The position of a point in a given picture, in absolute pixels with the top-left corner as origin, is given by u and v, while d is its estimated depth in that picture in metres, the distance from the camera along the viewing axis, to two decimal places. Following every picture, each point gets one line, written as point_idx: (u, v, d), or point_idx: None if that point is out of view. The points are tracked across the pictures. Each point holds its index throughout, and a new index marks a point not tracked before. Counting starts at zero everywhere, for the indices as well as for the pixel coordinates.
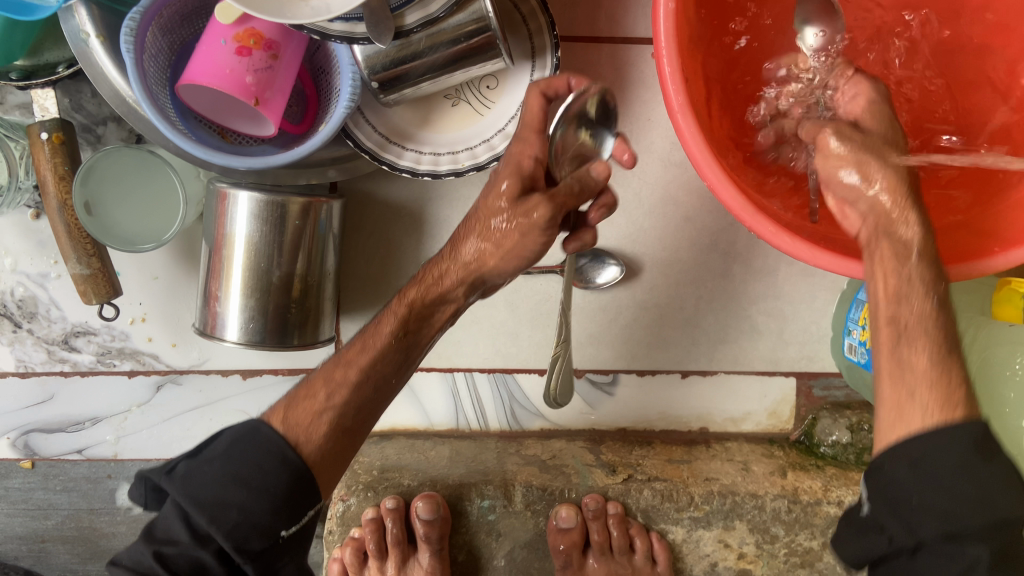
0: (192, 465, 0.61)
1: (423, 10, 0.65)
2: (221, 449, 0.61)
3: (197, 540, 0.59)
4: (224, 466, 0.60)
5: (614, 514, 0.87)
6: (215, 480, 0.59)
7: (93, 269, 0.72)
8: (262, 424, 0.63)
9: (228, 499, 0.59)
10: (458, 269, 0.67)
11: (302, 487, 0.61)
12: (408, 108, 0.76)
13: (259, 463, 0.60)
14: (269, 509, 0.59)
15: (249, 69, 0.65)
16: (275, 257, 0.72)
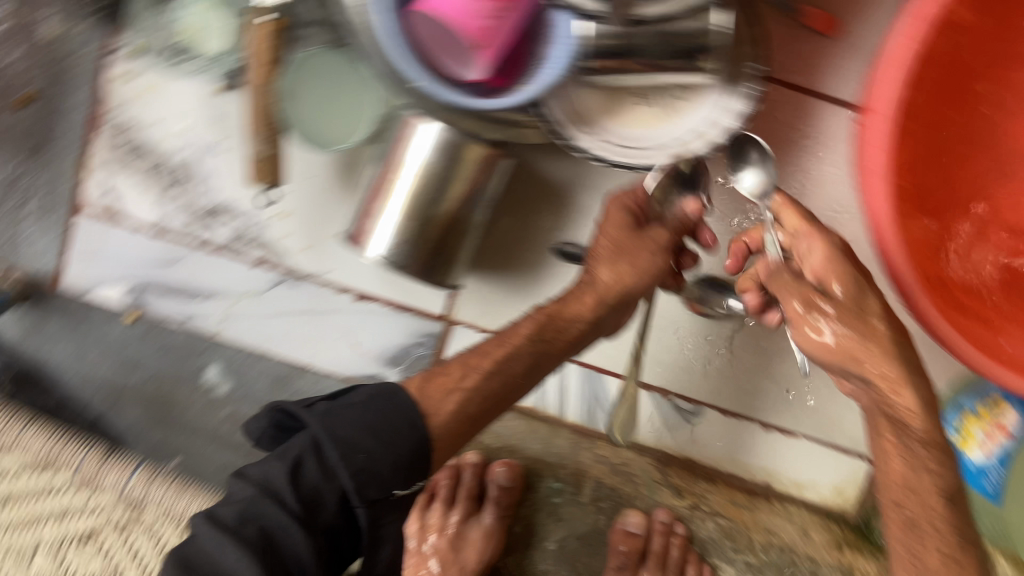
0: (331, 406, 0.67)
1: (664, 5, 0.67)
2: (362, 399, 0.67)
3: (326, 474, 0.65)
4: (366, 413, 0.66)
5: (681, 535, 0.95)
6: (353, 428, 0.65)
7: (273, 152, 0.77)
8: (394, 389, 0.69)
9: (361, 443, 0.65)
10: (593, 294, 0.74)
11: (422, 456, 0.67)
12: (598, 94, 0.78)
13: (392, 422, 0.67)
14: (394, 467, 0.66)
15: (484, 13, 0.68)
16: (440, 192, 0.75)
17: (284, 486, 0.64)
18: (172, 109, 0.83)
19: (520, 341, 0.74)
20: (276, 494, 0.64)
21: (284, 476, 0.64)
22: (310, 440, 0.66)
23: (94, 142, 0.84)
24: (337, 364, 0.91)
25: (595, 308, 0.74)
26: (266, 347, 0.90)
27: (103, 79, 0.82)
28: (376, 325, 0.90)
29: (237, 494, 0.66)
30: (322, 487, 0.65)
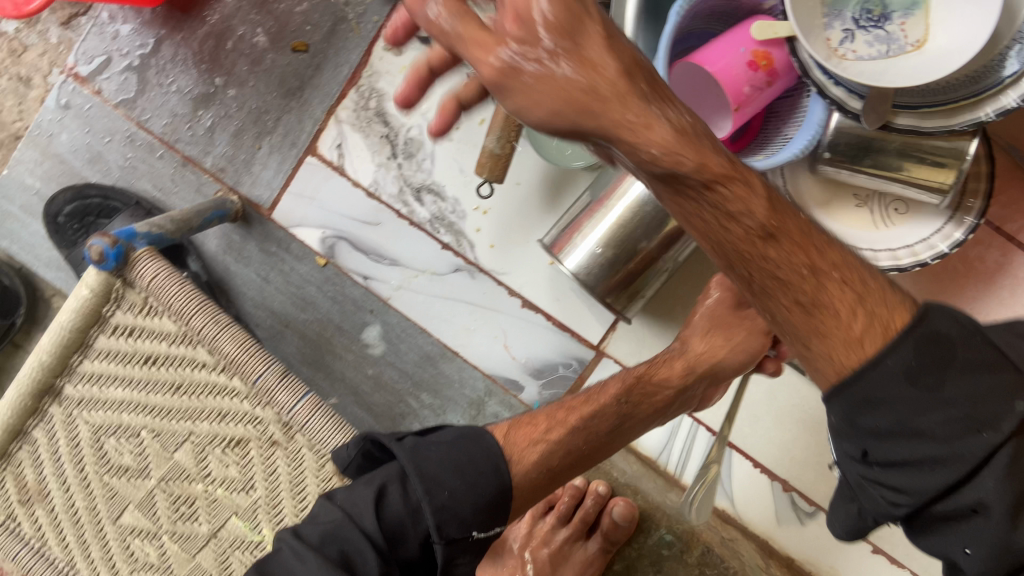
0: (419, 442, 0.62)
1: (918, 120, 0.68)
2: (451, 438, 0.62)
3: (412, 509, 0.59)
4: (453, 452, 0.61)
5: None
6: (441, 465, 0.59)
7: (502, 152, 0.82)
8: (483, 434, 0.64)
9: (446, 481, 0.59)
10: (683, 363, 0.74)
11: (501, 500, 0.61)
12: (820, 184, 0.81)
13: (479, 463, 0.61)
14: (480, 512, 0.59)
15: (749, 82, 0.71)
16: (647, 232, 0.79)
17: (364, 511, 0.58)
18: None
19: (607, 399, 0.71)
20: (350, 519, 0.58)
21: (369, 504, 0.58)
22: (386, 475, 0.61)
23: (343, 100, 0.92)
24: (486, 360, 0.95)
25: (682, 375, 0.73)
26: (427, 324, 0.96)
27: (374, 47, 0.91)
28: (533, 335, 0.93)
29: (317, 516, 0.61)
30: (406, 523, 0.58)
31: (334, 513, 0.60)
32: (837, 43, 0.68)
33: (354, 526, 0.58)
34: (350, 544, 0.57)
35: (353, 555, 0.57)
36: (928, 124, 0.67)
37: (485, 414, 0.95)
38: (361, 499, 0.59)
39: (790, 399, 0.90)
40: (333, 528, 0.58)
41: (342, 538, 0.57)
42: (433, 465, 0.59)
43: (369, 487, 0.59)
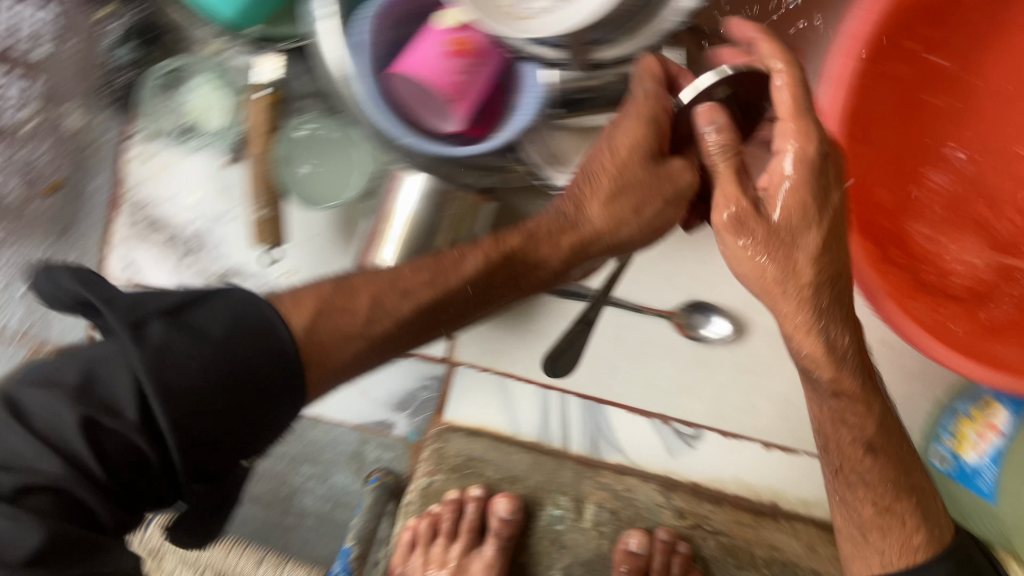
0: (169, 333, 0.55)
1: (618, 49, 0.71)
2: (222, 331, 0.57)
3: (154, 439, 0.54)
4: (220, 350, 0.56)
5: (682, 553, 0.96)
6: (206, 366, 0.55)
7: (271, 213, 0.83)
8: (265, 313, 0.59)
9: (191, 382, 0.54)
10: (568, 240, 0.71)
11: (260, 412, 0.58)
12: (574, 135, 0.83)
13: (239, 326, 0.58)
14: (222, 441, 0.57)
15: (455, 71, 0.74)
16: (427, 239, 0.83)
17: (81, 448, 0.52)
18: (185, 184, 0.91)
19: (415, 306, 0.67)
20: (87, 390, 0.53)
21: (80, 439, 0.52)
22: (148, 332, 0.55)
23: (115, 220, 0.92)
24: (347, 411, 0.96)
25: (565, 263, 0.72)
26: None
27: (122, 164, 0.92)
28: (382, 371, 0.94)
29: (41, 380, 0.54)
30: (143, 449, 0.54)
31: (55, 414, 0.53)
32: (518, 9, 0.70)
33: (84, 412, 0.52)
34: (97, 430, 0.52)
35: (104, 469, 0.53)
36: (629, 49, 0.71)
37: (368, 462, 0.97)
38: (104, 393, 0.54)
39: (638, 337, 0.93)
40: (35, 477, 0.51)
41: (106, 411, 0.53)
42: (218, 349, 0.56)
43: (126, 375, 0.54)
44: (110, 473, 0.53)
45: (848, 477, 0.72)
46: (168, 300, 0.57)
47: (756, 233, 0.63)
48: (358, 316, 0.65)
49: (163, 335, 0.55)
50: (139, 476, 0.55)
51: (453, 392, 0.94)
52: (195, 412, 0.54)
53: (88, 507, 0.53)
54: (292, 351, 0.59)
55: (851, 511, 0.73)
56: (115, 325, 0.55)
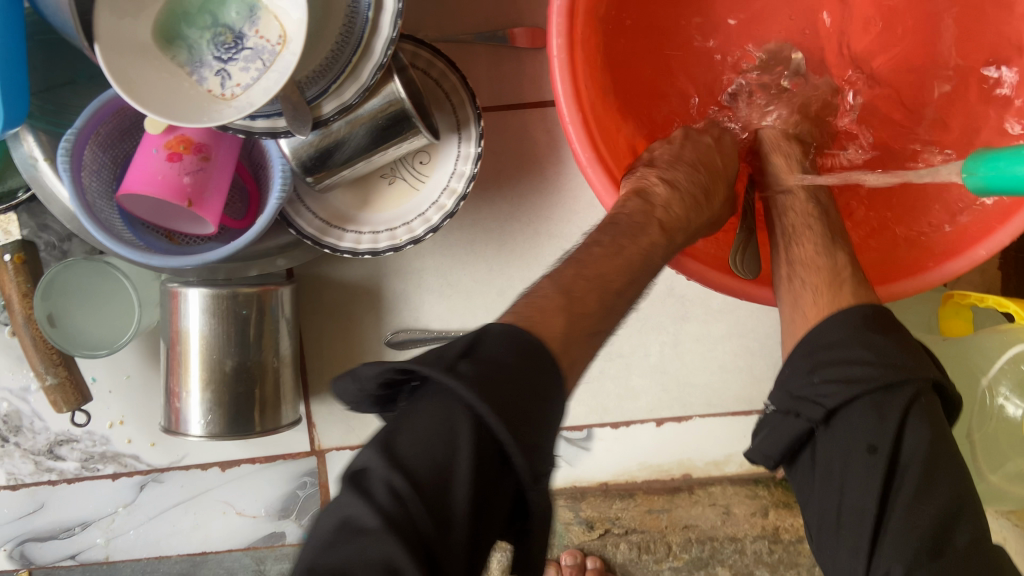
0: (474, 366, 0.45)
1: (338, 98, 0.69)
2: (515, 356, 0.46)
3: (460, 470, 0.42)
4: (516, 374, 0.45)
5: (594, 567, 0.93)
6: (510, 394, 0.44)
7: (61, 377, 0.76)
8: (537, 339, 0.48)
9: (433, 446, 0.43)
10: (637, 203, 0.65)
11: (538, 410, 0.45)
12: (347, 191, 0.80)
13: (444, 420, 0.43)
14: (528, 428, 0.44)
15: (181, 172, 0.69)
16: (229, 349, 0.75)
17: (442, 478, 0.42)
18: None
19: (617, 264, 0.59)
20: (366, 512, 0.41)
21: (358, 507, 0.41)
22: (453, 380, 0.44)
23: None
24: (230, 537, 0.90)
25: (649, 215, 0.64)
26: (160, 549, 0.90)
27: None
28: (252, 486, 0.89)
29: (348, 520, 0.41)
30: (425, 483, 0.42)
31: (446, 436, 0.43)
32: (220, 89, 0.67)
33: (399, 471, 0.42)
34: (393, 524, 0.40)
35: (414, 555, 0.40)
36: (348, 96, 0.69)
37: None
38: (418, 449, 0.43)
39: None
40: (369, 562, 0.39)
41: (391, 489, 0.42)
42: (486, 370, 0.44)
43: (381, 459, 0.43)
44: (425, 518, 0.41)
45: (788, 232, 0.67)
46: (461, 348, 0.47)
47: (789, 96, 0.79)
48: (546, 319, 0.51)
49: (474, 371, 0.44)
50: (437, 547, 0.41)
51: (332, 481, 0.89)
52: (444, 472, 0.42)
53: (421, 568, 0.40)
54: (542, 363, 0.47)
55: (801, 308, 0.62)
56: (404, 468, 0.42)
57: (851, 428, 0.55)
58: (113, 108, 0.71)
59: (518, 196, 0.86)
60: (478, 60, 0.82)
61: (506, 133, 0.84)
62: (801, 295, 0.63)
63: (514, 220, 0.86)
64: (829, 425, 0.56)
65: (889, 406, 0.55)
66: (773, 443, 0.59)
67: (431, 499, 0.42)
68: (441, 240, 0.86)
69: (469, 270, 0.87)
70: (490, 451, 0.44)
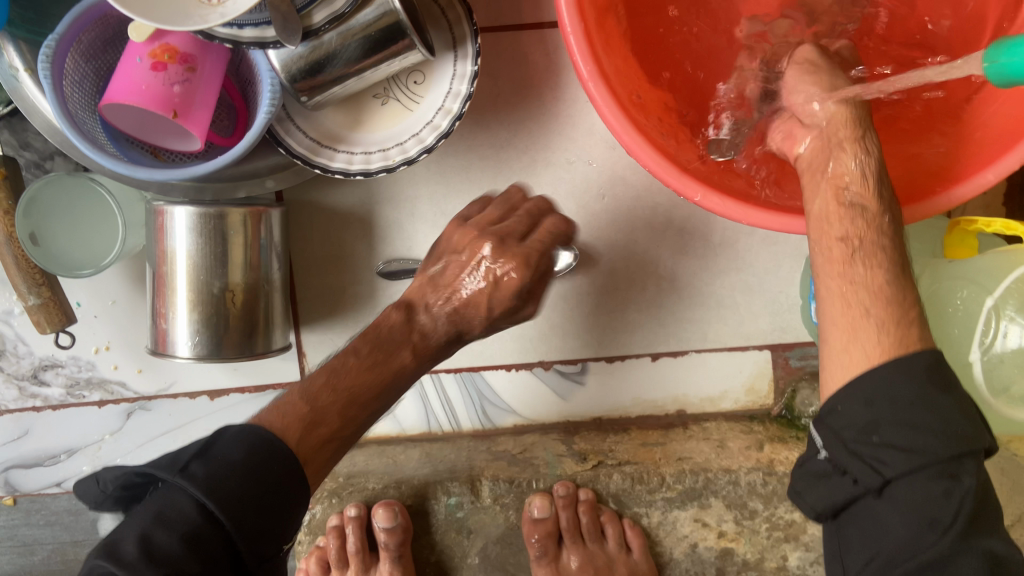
0: (209, 464, 0.56)
1: (330, 6, 0.67)
2: (244, 455, 0.57)
3: (187, 544, 0.53)
4: (248, 478, 0.56)
5: (586, 500, 0.89)
6: (241, 488, 0.56)
7: (45, 299, 0.75)
8: (270, 432, 0.60)
9: (179, 524, 0.53)
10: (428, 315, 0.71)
11: (281, 489, 0.58)
12: (339, 111, 0.77)
13: (185, 509, 0.54)
14: (251, 500, 0.56)
15: (167, 82, 0.67)
16: (216, 270, 0.73)
17: (175, 552, 0.52)
18: None
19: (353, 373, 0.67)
20: (173, 521, 0.53)
21: None
22: (193, 469, 0.56)
23: None
24: None
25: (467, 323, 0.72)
26: None
27: None
28: (241, 416, 0.87)
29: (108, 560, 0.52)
30: (181, 558, 0.52)
31: (175, 509, 0.54)
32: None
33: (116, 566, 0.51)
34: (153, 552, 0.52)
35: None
36: (339, 4, 0.66)
37: None
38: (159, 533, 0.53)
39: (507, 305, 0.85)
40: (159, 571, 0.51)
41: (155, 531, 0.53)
42: (212, 470, 0.55)
43: (146, 526, 0.53)
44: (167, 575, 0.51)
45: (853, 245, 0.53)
46: (195, 449, 0.58)
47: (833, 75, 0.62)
48: (355, 386, 0.66)
49: (203, 472, 0.56)
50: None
51: None
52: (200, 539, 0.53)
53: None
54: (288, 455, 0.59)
55: (864, 327, 0.51)
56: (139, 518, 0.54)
57: (909, 501, 0.49)
58: (96, 15, 0.68)
59: (515, 124, 0.83)
60: None
61: (503, 55, 0.81)
62: (862, 328, 0.52)
63: (510, 149, 0.84)
64: (881, 495, 0.50)
65: (951, 470, 0.49)
66: (817, 495, 0.53)
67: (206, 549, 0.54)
68: (435, 167, 0.84)
69: (463, 197, 0.85)
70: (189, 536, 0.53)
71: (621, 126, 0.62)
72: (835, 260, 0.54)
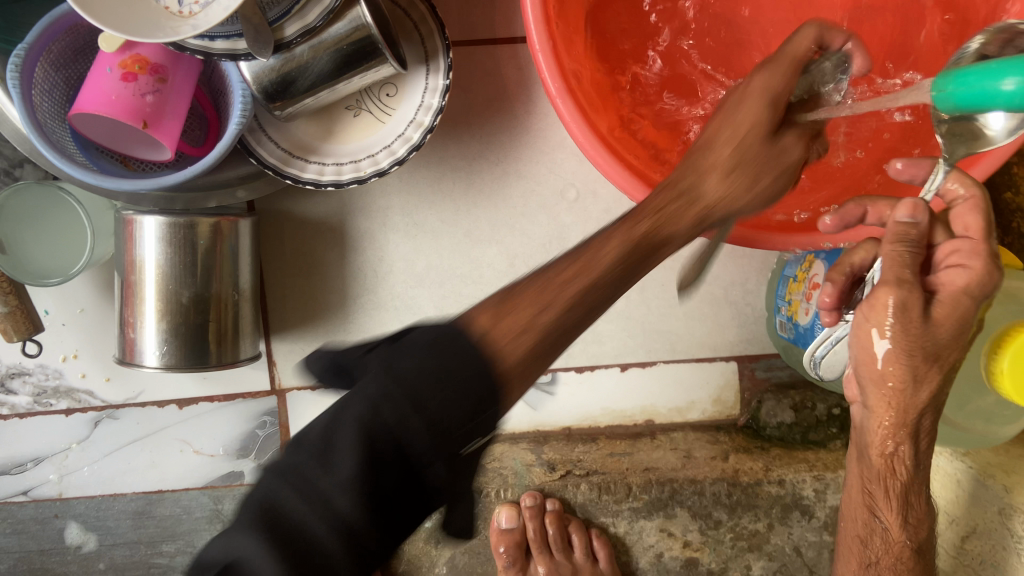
0: (397, 348, 0.44)
1: (301, 20, 0.67)
2: (426, 350, 0.41)
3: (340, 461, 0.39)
4: (431, 359, 0.41)
5: (553, 510, 0.90)
6: (419, 374, 0.40)
7: (12, 306, 0.75)
8: (455, 325, 0.43)
9: (409, 422, 0.40)
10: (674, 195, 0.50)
11: (482, 416, 0.41)
12: (311, 122, 0.78)
13: (377, 408, 0.40)
14: (419, 394, 0.40)
15: (136, 93, 0.67)
16: (185, 279, 0.73)
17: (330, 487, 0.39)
18: None
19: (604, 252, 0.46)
20: (280, 514, 0.39)
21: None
22: (362, 389, 0.42)
23: None
24: (186, 476, 0.88)
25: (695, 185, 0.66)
26: (115, 487, 0.88)
27: None
28: (210, 424, 0.87)
29: (229, 547, 0.40)
30: (347, 461, 0.39)
31: (343, 430, 0.40)
32: (178, 6, 0.63)
33: (340, 536, 0.39)
34: (282, 532, 0.39)
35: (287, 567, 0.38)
36: (312, 18, 0.67)
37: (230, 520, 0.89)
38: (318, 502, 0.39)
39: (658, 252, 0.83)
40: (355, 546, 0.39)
41: (320, 497, 0.39)
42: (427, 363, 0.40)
43: (273, 481, 0.40)
44: (348, 548, 0.39)
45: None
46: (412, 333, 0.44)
47: (925, 311, 0.54)
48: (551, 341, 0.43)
49: (415, 365, 0.41)
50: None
51: (292, 419, 0.88)
52: (386, 506, 0.40)
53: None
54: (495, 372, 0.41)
55: (882, 536, 0.67)
56: (297, 457, 0.41)
57: None
58: (66, 25, 0.68)
59: (486, 137, 0.84)
60: None
61: (475, 68, 0.82)
62: None
63: (483, 162, 0.85)
64: None
65: None
66: None
67: (349, 525, 0.39)
68: (407, 178, 0.85)
69: (436, 208, 0.86)
70: (397, 480, 0.40)
71: (587, 140, 0.63)
72: (883, 469, 0.63)
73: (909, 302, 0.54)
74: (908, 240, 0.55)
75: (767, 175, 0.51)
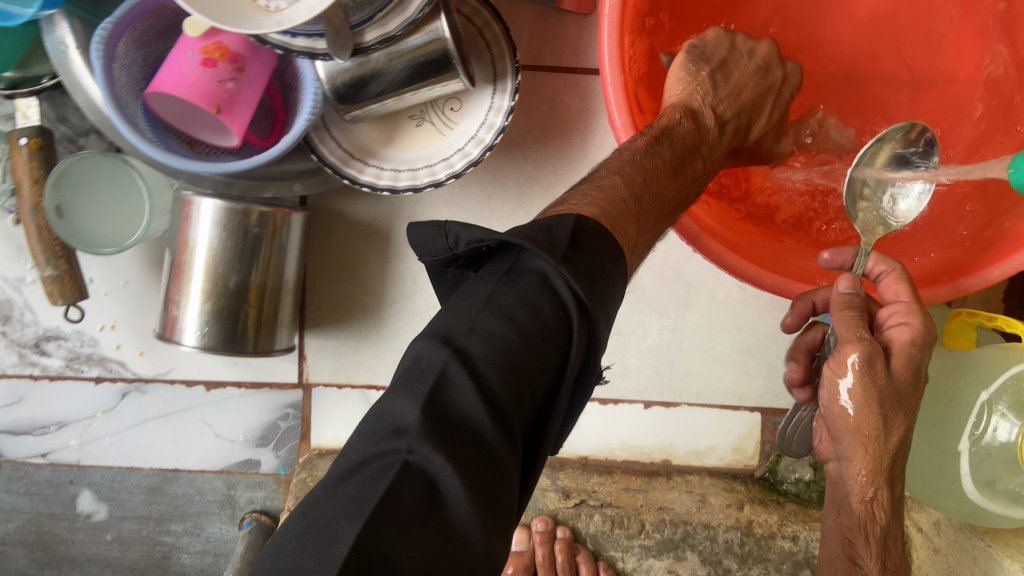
0: (573, 252, 0.44)
1: (383, 28, 0.68)
2: (608, 253, 0.45)
3: (511, 346, 0.41)
4: (587, 274, 0.43)
5: (561, 539, 0.91)
6: (598, 275, 0.43)
7: (60, 270, 0.76)
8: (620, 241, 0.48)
9: (536, 329, 0.42)
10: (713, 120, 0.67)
11: (615, 292, 0.45)
12: (374, 126, 0.79)
13: (525, 304, 0.42)
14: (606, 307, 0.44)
15: (213, 79, 0.68)
16: (235, 265, 0.75)
17: (487, 360, 0.41)
18: None
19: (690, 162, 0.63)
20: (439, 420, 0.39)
21: (403, 489, 0.37)
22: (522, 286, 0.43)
23: None
24: (204, 458, 0.89)
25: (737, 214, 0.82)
26: (132, 461, 0.88)
27: None
28: (234, 409, 0.88)
29: (394, 424, 0.39)
30: (506, 352, 0.41)
31: (512, 320, 0.42)
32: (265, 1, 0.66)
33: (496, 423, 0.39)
34: (442, 410, 0.39)
35: (450, 442, 0.38)
36: (392, 27, 0.68)
37: (242, 506, 0.90)
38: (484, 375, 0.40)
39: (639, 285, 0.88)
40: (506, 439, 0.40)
41: (483, 364, 0.40)
42: (591, 263, 0.43)
43: (438, 348, 0.41)
44: (500, 418, 0.40)
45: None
46: (565, 234, 0.45)
47: (885, 368, 0.57)
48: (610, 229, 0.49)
49: (580, 262, 0.43)
50: (499, 463, 0.39)
51: (315, 415, 0.89)
52: (525, 378, 0.41)
53: (437, 544, 0.36)
54: (606, 264, 0.45)
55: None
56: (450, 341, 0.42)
57: None
58: (154, 5, 0.70)
59: (540, 160, 0.86)
60: (522, 17, 0.82)
61: (540, 93, 0.84)
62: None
63: (534, 186, 0.86)
64: None
65: None
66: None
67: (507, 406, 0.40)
68: (458, 192, 0.86)
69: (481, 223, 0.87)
70: (541, 351, 0.42)
71: None
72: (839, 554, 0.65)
73: (873, 355, 0.57)
74: (855, 309, 0.58)
75: (694, 156, 0.63)
